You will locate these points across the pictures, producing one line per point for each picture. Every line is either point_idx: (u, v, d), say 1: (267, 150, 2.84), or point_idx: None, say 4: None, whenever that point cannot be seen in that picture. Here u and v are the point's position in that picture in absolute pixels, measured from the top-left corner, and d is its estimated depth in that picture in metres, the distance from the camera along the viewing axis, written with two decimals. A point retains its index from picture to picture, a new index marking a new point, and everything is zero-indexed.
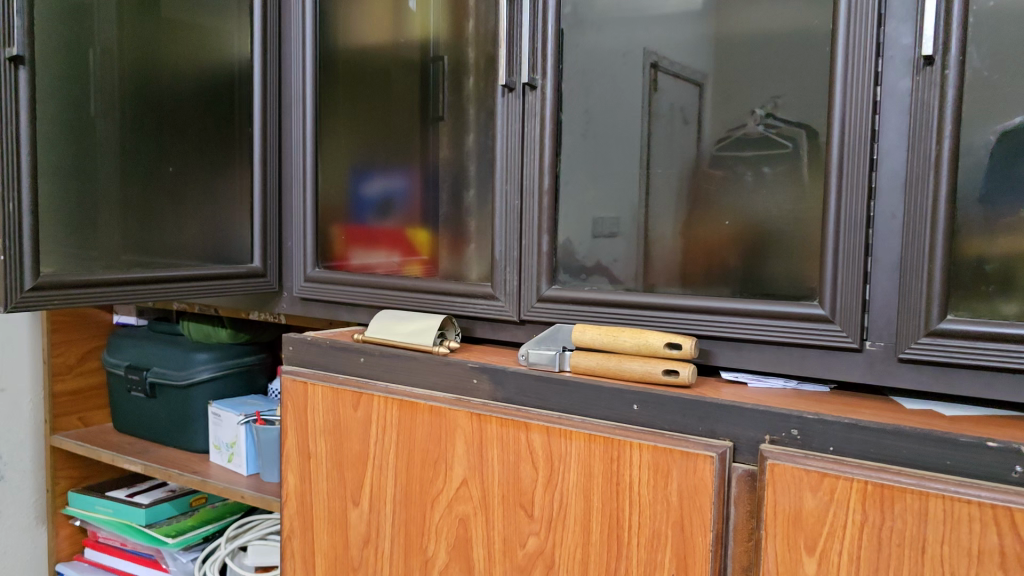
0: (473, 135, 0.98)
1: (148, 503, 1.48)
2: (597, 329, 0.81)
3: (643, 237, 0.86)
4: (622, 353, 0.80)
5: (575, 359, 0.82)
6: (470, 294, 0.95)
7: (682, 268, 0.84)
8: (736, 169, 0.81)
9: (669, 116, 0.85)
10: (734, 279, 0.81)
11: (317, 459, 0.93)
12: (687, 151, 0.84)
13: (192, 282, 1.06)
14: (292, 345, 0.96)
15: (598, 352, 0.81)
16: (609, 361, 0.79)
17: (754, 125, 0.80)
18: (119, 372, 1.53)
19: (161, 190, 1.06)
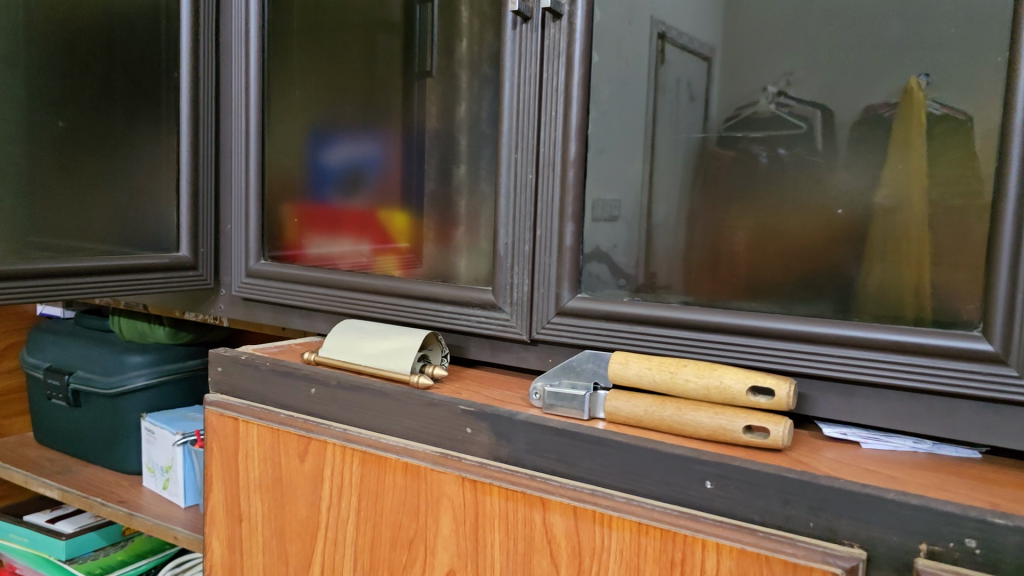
0: (466, 104, 0.74)
1: (70, 534, 1.23)
2: (647, 361, 0.57)
3: (644, 218, 0.65)
4: (683, 397, 0.56)
5: (612, 401, 0.57)
6: (461, 303, 0.70)
7: (713, 282, 0.62)
8: (749, 150, 0.61)
9: (671, 92, 0.64)
10: (747, 275, 0.61)
11: (250, 524, 0.69)
12: (692, 126, 0.63)
13: (96, 277, 0.79)
14: (221, 365, 0.72)
15: (645, 393, 0.57)
16: (664, 409, 0.55)
17: (763, 104, 0.61)
18: (38, 375, 1.28)
19: (51, 153, 0.78)
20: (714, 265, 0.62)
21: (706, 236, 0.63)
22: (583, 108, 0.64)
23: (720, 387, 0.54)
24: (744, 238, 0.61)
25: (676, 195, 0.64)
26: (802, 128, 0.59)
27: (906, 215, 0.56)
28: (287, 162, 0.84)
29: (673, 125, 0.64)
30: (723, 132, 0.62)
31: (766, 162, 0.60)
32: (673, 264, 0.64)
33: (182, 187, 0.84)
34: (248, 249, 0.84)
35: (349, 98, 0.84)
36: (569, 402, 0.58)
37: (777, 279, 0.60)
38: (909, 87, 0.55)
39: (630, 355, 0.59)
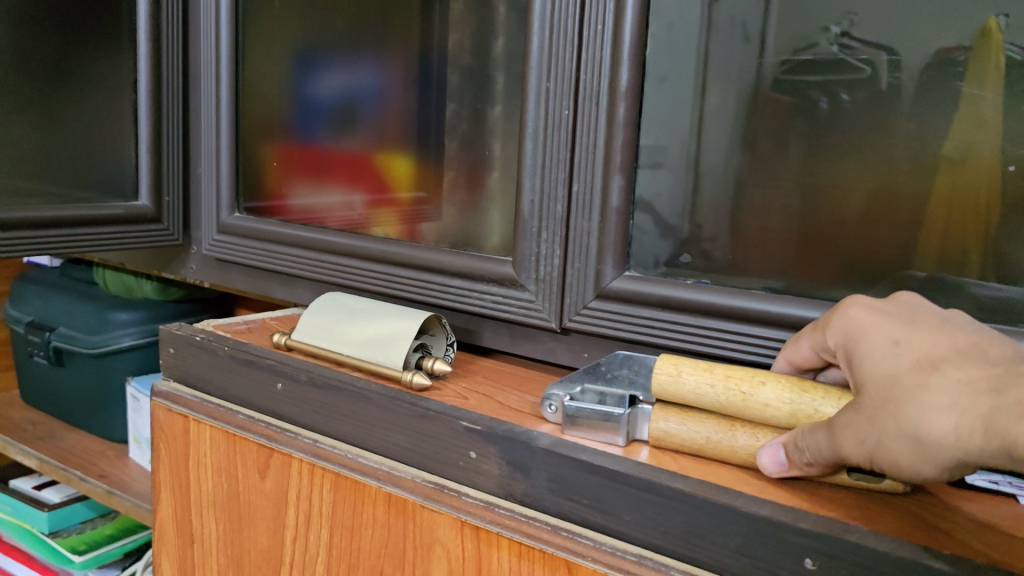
0: (502, 40, 0.57)
1: (53, 505, 1.09)
2: (709, 372, 0.41)
3: (694, 165, 0.49)
4: (759, 425, 0.40)
5: (660, 427, 0.42)
6: (473, 276, 0.55)
7: (803, 260, 0.46)
8: (806, 97, 0.46)
9: (722, 34, 0.48)
10: (849, 257, 0.45)
11: (202, 549, 0.55)
12: (744, 75, 0.47)
13: (35, 231, 0.65)
14: (173, 347, 0.57)
15: (702, 415, 0.42)
16: (735, 442, 0.40)
17: (824, 45, 0.45)
18: (19, 330, 1.15)
19: None
20: (802, 241, 0.46)
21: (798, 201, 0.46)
22: (639, 22, 0.47)
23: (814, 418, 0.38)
24: (862, 199, 0.45)
25: (737, 149, 0.48)
26: (865, 73, 0.44)
27: (968, 178, 0.42)
28: (267, 94, 0.70)
29: (723, 67, 0.48)
30: (779, 77, 0.46)
31: (825, 109, 0.45)
32: (720, 216, 0.49)
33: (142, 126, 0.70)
34: (220, 199, 0.69)
35: (338, 11, 0.67)
36: (601, 423, 0.43)
37: (888, 255, 0.44)
38: (987, 29, 0.41)
39: (683, 363, 0.42)
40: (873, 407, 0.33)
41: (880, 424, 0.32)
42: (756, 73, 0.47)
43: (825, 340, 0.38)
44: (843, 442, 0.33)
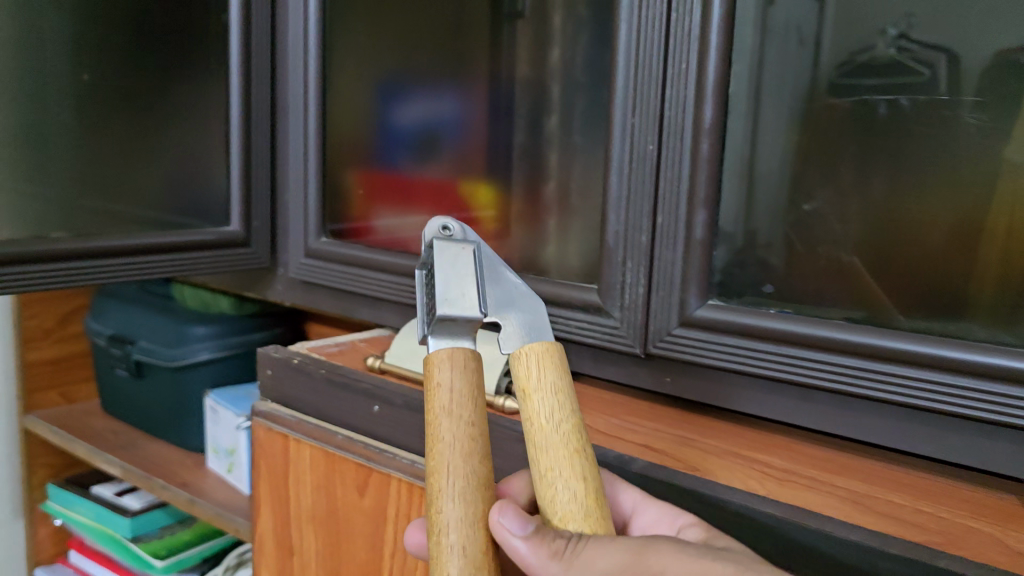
0: (558, 50, 0.63)
1: (134, 511, 1.12)
2: (557, 414, 0.35)
3: (746, 170, 0.53)
4: (485, 470, 0.34)
5: (441, 361, 0.35)
6: (559, 301, 0.58)
7: (879, 289, 0.49)
8: (865, 99, 0.49)
9: (777, 38, 0.51)
10: (915, 271, 0.49)
11: (303, 558, 0.59)
12: (799, 78, 0.51)
13: (137, 259, 0.69)
14: (270, 369, 0.60)
15: (468, 405, 0.35)
16: (460, 457, 0.33)
17: (881, 49, 0.48)
18: (100, 344, 1.16)
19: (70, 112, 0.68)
20: (869, 262, 0.50)
21: (859, 205, 0.50)
22: (722, 61, 0.49)
23: (568, 518, 0.33)
24: (943, 234, 0.48)
25: (793, 156, 0.52)
26: (924, 75, 0.47)
27: None
28: (354, 122, 0.74)
29: (778, 73, 0.52)
30: (835, 80, 0.50)
31: (883, 113, 0.49)
32: (775, 223, 0.53)
33: (233, 152, 0.73)
34: (307, 224, 0.73)
35: (424, 47, 0.72)
36: (469, 287, 0.36)
37: (954, 274, 0.47)
38: None
39: (566, 369, 0.36)
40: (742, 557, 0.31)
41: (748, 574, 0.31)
42: (812, 78, 0.51)
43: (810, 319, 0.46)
44: (660, 561, 0.31)
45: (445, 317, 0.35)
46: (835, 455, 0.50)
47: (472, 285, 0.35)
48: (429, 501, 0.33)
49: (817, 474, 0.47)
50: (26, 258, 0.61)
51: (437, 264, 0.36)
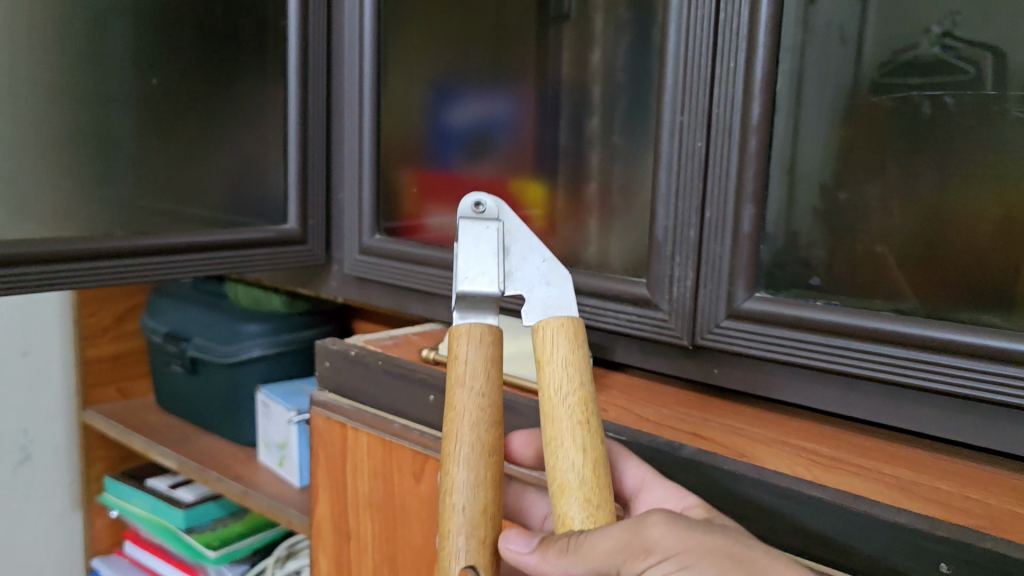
0: (598, 50, 0.66)
1: (188, 503, 1.14)
2: (569, 386, 0.40)
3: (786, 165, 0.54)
4: (493, 432, 0.41)
5: (461, 335, 0.42)
6: (608, 295, 0.59)
7: (927, 281, 0.50)
8: (908, 99, 0.50)
9: (818, 36, 0.52)
10: (961, 266, 0.49)
11: (359, 543, 0.61)
12: (841, 78, 0.52)
13: (200, 255, 0.72)
14: (328, 360, 0.63)
15: (483, 375, 0.41)
16: (472, 423, 0.40)
17: (925, 47, 0.49)
18: (156, 340, 1.19)
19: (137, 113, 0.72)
20: (914, 260, 0.51)
21: (902, 203, 0.51)
22: (770, 60, 0.50)
23: (567, 485, 0.38)
24: (993, 227, 0.48)
25: (834, 156, 0.53)
26: (968, 73, 0.48)
27: None
28: (405, 123, 0.77)
29: (820, 71, 0.52)
30: (878, 80, 0.51)
31: (927, 112, 0.50)
32: (815, 227, 0.54)
33: (291, 152, 0.76)
34: (362, 222, 0.76)
35: (477, 50, 0.74)
36: (490, 268, 0.42)
37: (999, 266, 0.48)
38: None
39: (582, 343, 0.42)
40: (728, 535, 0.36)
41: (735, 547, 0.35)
42: (853, 74, 0.52)
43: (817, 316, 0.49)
44: (653, 537, 0.35)
45: (466, 294, 0.42)
46: (882, 444, 0.51)
47: (484, 267, 0.42)
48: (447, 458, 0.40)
49: (863, 461, 0.48)
50: (96, 253, 0.65)
51: (458, 247, 0.43)
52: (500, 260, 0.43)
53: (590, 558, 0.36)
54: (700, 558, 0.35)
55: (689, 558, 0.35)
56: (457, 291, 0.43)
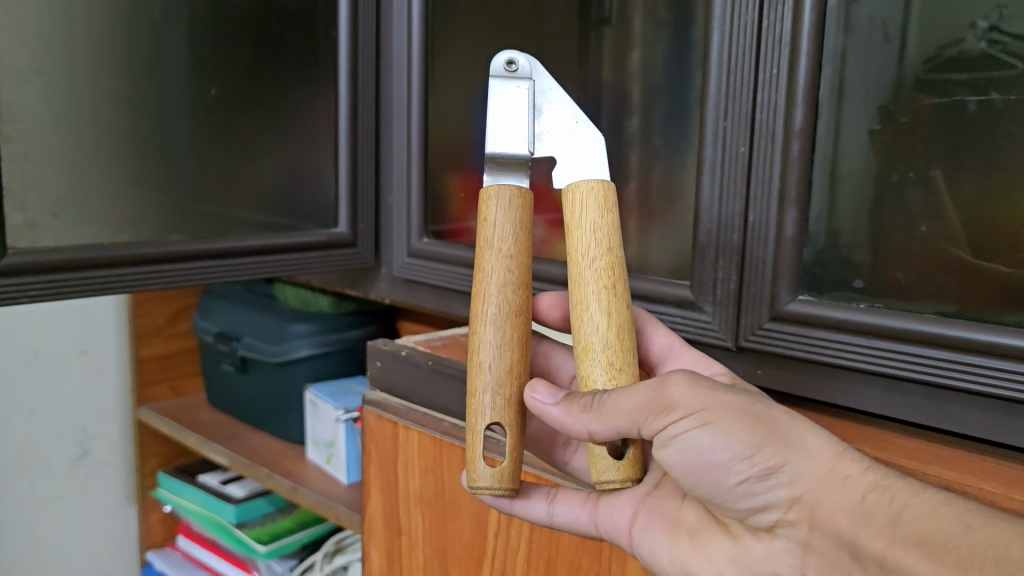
0: (639, 50, 0.67)
1: (239, 498, 1.17)
2: (596, 250, 0.43)
3: (833, 167, 0.54)
4: (520, 295, 0.44)
5: (491, 197, 0.45)
6: (653, 297, 0.61)
7: (969, 282, 0.50)
8: (953, 96, 0.50)
9: (863, 35, 0.53)
10: (1009, 269, 0.49)
11: (410, 538, 0.63)
12: (884, 75, 0.53)
13: (256, 259, 0.74)
14: (380, 360, 0.65)
15: (513, 237, 0.44)
16: (502, 284, 0.44)
17: (972, 41, 0.49)
18: (208, 340, 1.22)
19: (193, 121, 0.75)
20: (964, 265, 0.50)
21: (951, 207, 0.51)
22: (813, 65, 0.51)
23: (591, 348, 0.43)
24: None
25: (880, 159, 0.54)
26: (1019, 67, 0.48)
27: None
28: (452, 129, 0.79)
29: (862, 69, 0.53)
30: (922, 76, 0.51)
31: (972, 108, 0.50)
32: (860, 224, 0.55)
33: (341, 158, 0.78)
34: (410, 225, 0.78)
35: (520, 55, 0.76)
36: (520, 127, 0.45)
37: None
38: None
39: (611, 207, 0.44)
40: (744, 395, 0.41)
41: (754, 404, 0.40)
42: (899, 73, 0.52)
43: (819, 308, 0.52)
44: (677, 393, 0.39)
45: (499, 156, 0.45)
46: (927, 446, 0.52)
47: (514, 128, 0.45)
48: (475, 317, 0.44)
49: (908, 463, 0.49)
50: (156, 258, 0.67)
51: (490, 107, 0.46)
52: (529, 120, 0.45)
53: (617, 418, 0.40)
54: (719, 414, 0.39)
55: (709, 416, 0.39)
56: (488, 152, 0.45)
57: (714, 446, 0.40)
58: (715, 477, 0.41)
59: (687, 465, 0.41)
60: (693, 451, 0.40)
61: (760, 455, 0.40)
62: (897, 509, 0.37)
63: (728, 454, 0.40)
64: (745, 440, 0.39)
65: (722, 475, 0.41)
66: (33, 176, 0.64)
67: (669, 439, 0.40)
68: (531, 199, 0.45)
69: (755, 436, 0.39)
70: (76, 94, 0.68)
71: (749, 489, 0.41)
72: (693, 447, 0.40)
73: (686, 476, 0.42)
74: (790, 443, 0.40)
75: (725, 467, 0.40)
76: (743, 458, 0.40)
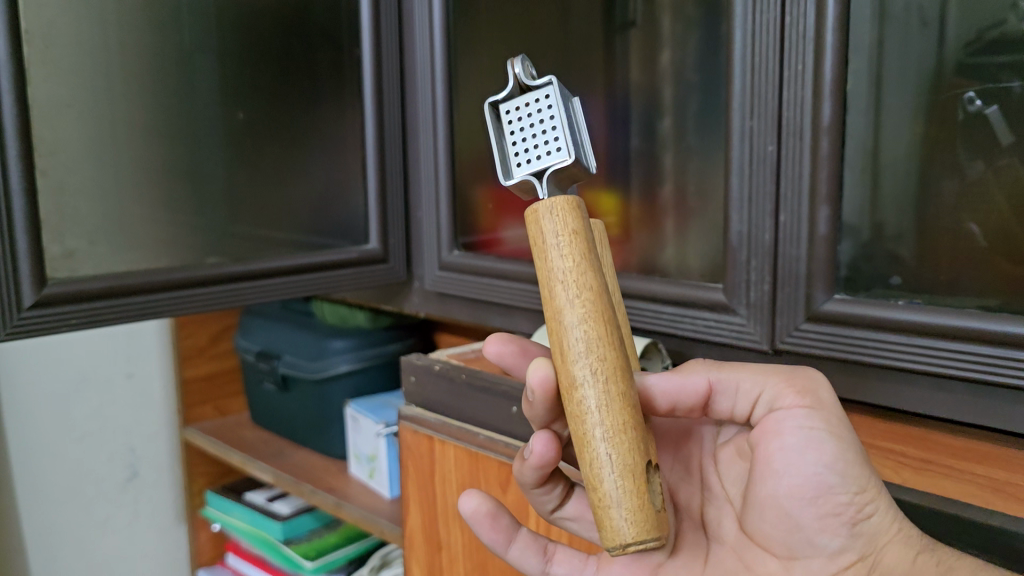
0: (673, 48, 0.66)
1: (285, 515, 1.18)
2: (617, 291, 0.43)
3: (872, 160, 0.53)
4: (609, 315, 0.36)
5: (545, 214, 0.36)
6: (686, 301, 0.60)
7: (1011, 273, 0.48)
8: (997, 80, 0.49)
9: (900, 21, 0.52)
10: None
11: (450, 552, 0.63)
12: (924, 63, 0.52)
13: (289, 277, 0.75)
14: (413, 375, 0.65)
15: (585, 250, 0.36)
16: (578, 307, 0.35)
17: (1014, 22, 0.48)
18: (249, 360, 1.23)
19: (221, 145, 0.76)
20: (1017, 255, 0.49)
21: (1005, 194, 0.50)
22: (839, 58, 0.50)
23: None
24: None
25: (921, 148, 0.53)
26: None
27: None
28: (479, 140, 0.79)
29: (899, 55, 0.52)
30: (963, 60, 0.50)
31: (1016, 90, 0.48)
32: (911, 215, 0.53)
33: (369, 173, 0.79)
34: (441, 238, 0.78)
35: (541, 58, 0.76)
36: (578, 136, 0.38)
37: None
38: None
39: (604, 244, 0.43)
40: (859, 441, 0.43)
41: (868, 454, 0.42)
42: (941, 59, 0.51)
43: (870, 312, 0.50)
44: (805, 382, 0.43)
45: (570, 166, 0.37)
46: (972, 444, 0.50)
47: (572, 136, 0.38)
48: (559, 355, 0.36)
49: (955, 463, 0.48)
50: (187, 281, 0.68)
51: (559, 105, 0.37)
52: (579, 126, 0.39)
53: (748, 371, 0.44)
54: (839, 434, 0.41)
55: (830, 425, 0.41)
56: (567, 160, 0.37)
57: (824, 466, 0.41)
58: (797, 508, 0.42)
59: (787, 480, 0.42)
60: (799, 464, 0.42)
61: (861, 496, 0.41)
62: (943, 570, 0.41)
63: (830, 480, 0.41)
64: (854, 474, 0.41)
65: (808, 502, 0.42)
66: (71, 207, 0.65)
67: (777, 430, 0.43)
68: (586, 206, 0.37)
69: (862, 474, 0.41)
70: (112, 134, 0.69)
71: (829, 527, 0.42)
72: (801, 452, 0.41)
73: (765, 495, 0.43)
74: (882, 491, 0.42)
75: (820, 495, 0.41)
76: (843, 488, 0.41)
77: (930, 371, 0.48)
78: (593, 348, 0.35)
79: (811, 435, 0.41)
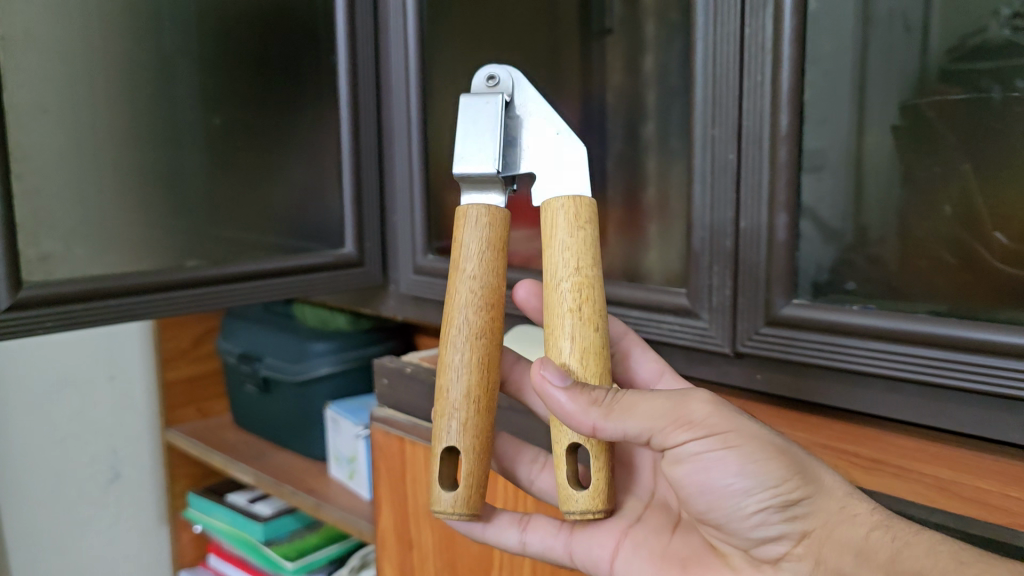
0: (652, 55, 0.68)
1: (266, 516, 1.18)
2: (577, 267, 0.42)
3: (857, 163, 0.55)
4: (489, 316, 0.43)
5: (464, 217, 0.44)
6: (652, 306, 0.61)
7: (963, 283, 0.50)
8: (977, 86, 0.50)
9: (884, 25, 0.53)
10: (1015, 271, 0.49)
11: (420, 551, 0.64)
12: (906, 66, 0.53)
13: (265, 280, 0.76)
14: (386, 377, 0.66)
15: (489, 260, 0.44)
16: (466, 302, 0.43)
17: (994, 30, 0.49)
18: (230, 362, 1.24)
19: (199, 153, 0.77)
20: (974, 264, 0.50)
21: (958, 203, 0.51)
22: (796, 69, 0.51)
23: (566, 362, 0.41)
24: None
25: (883, 157, 0.54)
26: None
27: None
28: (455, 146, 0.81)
29: (882, 59, 0.54)
30: (946, 66, 0.51)
31: (998, 98, 0.49)
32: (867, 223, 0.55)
33: (344, 178, 0.80)
34: (416, 242, 0.80)
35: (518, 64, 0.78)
36: (486, 144, 0.44)
37: None
38: None
39: (584, 223, 0.43)
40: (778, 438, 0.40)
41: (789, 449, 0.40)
42: (921, 66, 0.52)
43: (825, 316, 0.52)
44: (692, 410, 0.39)
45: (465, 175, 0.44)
46: (925, 444, 0.52)
47: (475, 143, 0.44)
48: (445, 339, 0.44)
49: (906, 463, 0.50)
50: (162, 285, 0.68)
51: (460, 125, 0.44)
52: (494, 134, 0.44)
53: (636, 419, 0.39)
54: (744, 440, 0.39)
55: (729, 439, 0.39)
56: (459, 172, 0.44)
57: (739, 472, 0.39)
58: (729, 510, 0.41)
59: (709, 490, 0.41)
60: (714, 474, 0.40)
61: (783, 489, 0.39)
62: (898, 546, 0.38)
63: (751, 483, 0.39)
64: (771, 471, 0.39)
65: (738, 505, 0.41)
66: (47, 210, 0.66)
67: (686, 455, 0.40)
68: (506, 217, 0.45)
69: (778, 469, 0.39)
70: (89, 139, 0.70)
71: (767, 519, 0.41)
72: (707, 468, 0.40)
73: (699, 506, 0.43)
74: (810, 478, 0.40)
75: (745, 496, 0.40)
76: (766, 487, 0.39)
77: (882, 374, 0.50)
78: (464, 341, 0.43)
79: (712, 453, 0.39)
